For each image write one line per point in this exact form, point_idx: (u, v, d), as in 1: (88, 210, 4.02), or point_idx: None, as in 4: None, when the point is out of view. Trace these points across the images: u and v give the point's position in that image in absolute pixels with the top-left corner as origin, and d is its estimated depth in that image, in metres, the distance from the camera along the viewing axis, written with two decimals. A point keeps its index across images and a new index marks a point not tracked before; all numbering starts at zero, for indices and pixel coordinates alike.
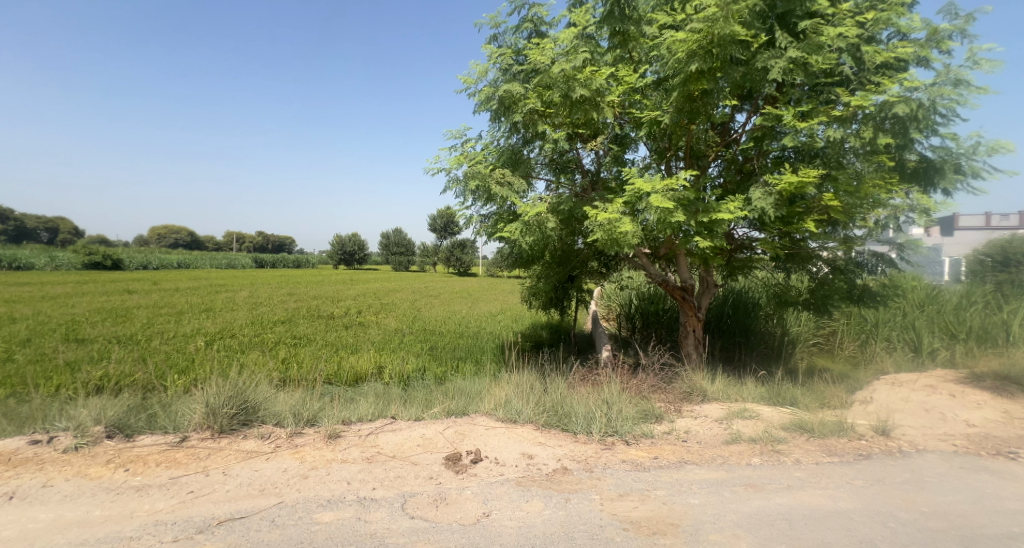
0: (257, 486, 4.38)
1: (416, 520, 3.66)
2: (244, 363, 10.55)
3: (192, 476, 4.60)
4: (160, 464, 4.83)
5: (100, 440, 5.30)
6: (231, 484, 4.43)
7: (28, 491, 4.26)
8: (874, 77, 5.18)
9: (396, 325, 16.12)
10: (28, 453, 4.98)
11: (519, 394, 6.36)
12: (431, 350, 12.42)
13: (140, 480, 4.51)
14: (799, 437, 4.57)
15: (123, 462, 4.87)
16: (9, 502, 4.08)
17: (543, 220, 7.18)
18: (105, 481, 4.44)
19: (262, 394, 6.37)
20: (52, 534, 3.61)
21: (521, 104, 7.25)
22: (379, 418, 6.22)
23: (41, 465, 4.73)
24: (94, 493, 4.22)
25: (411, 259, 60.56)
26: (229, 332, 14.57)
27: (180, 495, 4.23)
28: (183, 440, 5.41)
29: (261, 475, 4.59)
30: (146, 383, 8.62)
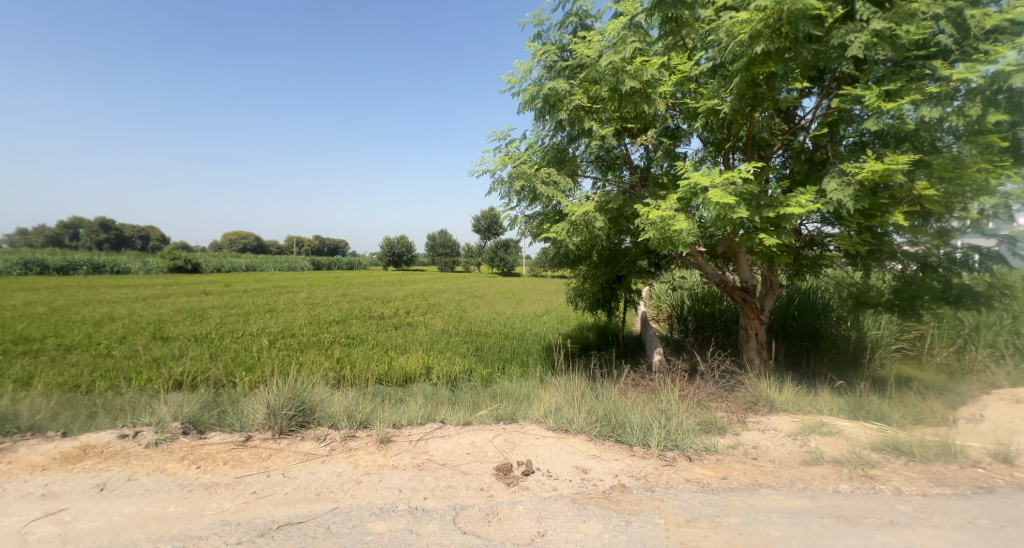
0: (313, 489, 4.42)
1: (468, 536, 3.55)
2: (302, 363, 10.96)
3: (255, 476, 4.70)
4: (227, 463, 4.97)
5: (176, 435, 5.54)
6: (290, 487, 4.49)
7: (115, 483, 4.49)
8: (982, 44, 4.64)
9: (441, 323, 16.82)
10: (117, 446, 5.28)
11: (569, 401, 6.15)
12: (477, 351, 12.43)
13: (210, 477, 4.65)
14: (896, 461, 4.10)
15: (195, 459, 5.05)
16: (97, 493, 4.31)
17: (591, 219, 6.98)
18: (180, 478, 4.61)
19: (318, 396, 6.49)
20: (133, 529, 3.77)
21: (566, 100, 7.08)
22: (428, 423, 6.18)
23: (127, 459, 4.99)
24: (170, 489, 4.40)
25: (456, 261, 61.34)
26: (290, 332, 15.26)
27: (244, 495, 4.31)
28: (247, 440, 5.57)
29: (318, 479, 4.63)
30: (216, 380, 9.10)
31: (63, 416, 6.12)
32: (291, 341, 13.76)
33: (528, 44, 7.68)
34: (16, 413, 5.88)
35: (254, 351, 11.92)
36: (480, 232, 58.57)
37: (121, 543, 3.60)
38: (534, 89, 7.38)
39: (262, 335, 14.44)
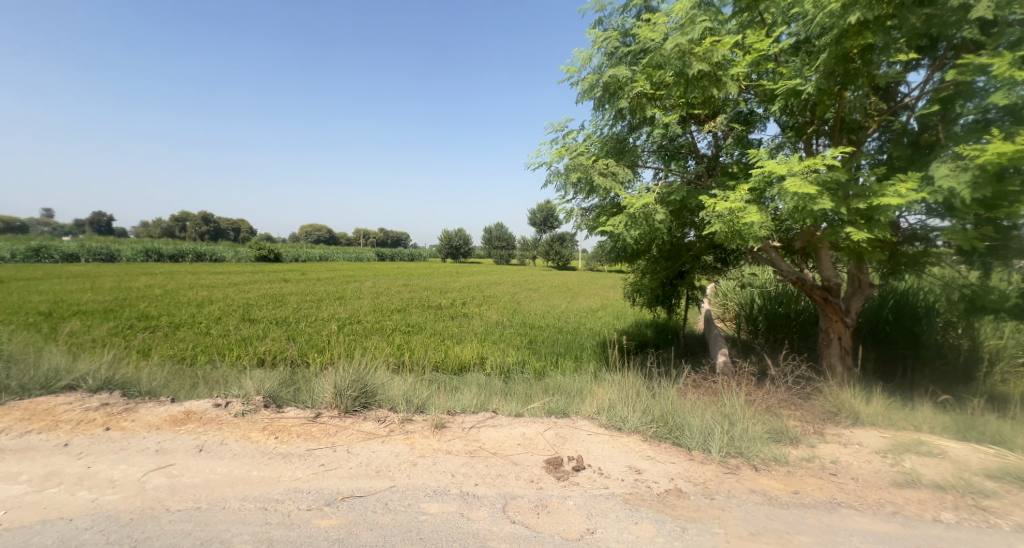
0: (373, 467, 4.52)
1: (517, 525, 3.50)
2: (365, 348, 11.43)
3: (323, 450, 4.89)
4: (299, 436, 5.22)
5: (259, 407, 5.91)
6: (353, 462, 4.64)
7: (211, 445, 4.84)
8: None
9: (497, 315, 16.89)
10: (212, 413, 5.70)
11: (623, 399, 5.91)
12: (531, 344, 12.36)
13: (286, 448, 4.90)
14: (1018, 493, 3.58)
15: (275, 430, 5.35)
16: (197, 453, 4.67)
17: (651, 212, 6.76)
18: (261, 446, 4.90)
19: (379, 379, 6.69)
20: (224, 487, 4.08)
21: (628, 88, 6.87)
22: (480, 412, 6.17)
23: (220, 426, 5.37)
24: (253, 455, 4.69)
25: (512, 253, 61.55)
26: (356, 318, 15.98)
27: (314, 467, 4.50)
28: (316, 416, 5.81)
29: (378, 457, 4.74)
30: (291, 360, 9.71)
31: (172, 385, 6.69)
32: (357, 326, 14.42)
33: (589, 31, 7.40)
34: (136, 379, 6.50)
35: (324, 335, 12.62)
36: (537, 224, 58.34)
37: (215, 499, 3.90)
38: (593, 77, 7.26)
39: (331, 320, 15.24)
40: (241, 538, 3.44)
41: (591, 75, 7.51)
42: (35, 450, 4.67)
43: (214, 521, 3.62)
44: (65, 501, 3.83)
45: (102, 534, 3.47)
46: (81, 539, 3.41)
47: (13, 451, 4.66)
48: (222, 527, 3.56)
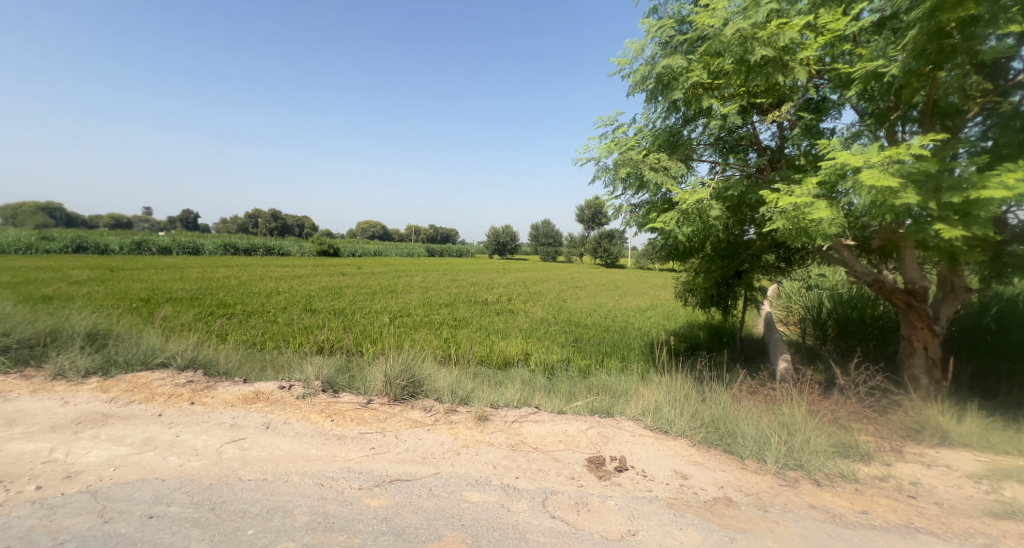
0: (419, 453, 4.60)
1: (557, 520, 3.46)
2: (414, 339, 11.72)
3: (374, 434, 5.05)
4: (352, 420, 5.42)
5: (318, 391, 6.24)
6: (401, 448, 4.74)
7: (276, 424, 5.20)
8: None
9: (543, 312, 16.80)
10: (278, 395, 6.10)
11: (670, 401, 5.71)
12: (576, 342, 12.24)
13: (341, 430, 5.12)
14: None
15: (331, 413, 5.61)
16: (264, 429, 5.03)
17: (705, 208, 6.46)
18: (320, 427, 5.17)
19: (427, 371, 6.85)
20: (287, 462, 4.36)
21: (682, 78, 6.64)
22: (523, 406, 6.14)
23: (284, 406, 5.75)
24: (312, 435, 4.95)
25: (559, 250, 61.07)
26: (406, 311, 16.43)
27: (366, 449, 4.66)
28: (368, 402, 6.01)
29: (423, 445, 4.81)
30: (346, 348, 10.13)
31: (245, 366, 7.41)
32: (408, 319, 14.82)
33: (642, 20, 7.15)
34: (216, 360, 7.32)
35: (376, 326, 13.09)
36: (585, 221, 57.50)
37: (279, 472, 4.17)
38: (646, 69, 7.09)
39: (384, 312, 15.77)
40: (301, 509, 3.62)
41: (644, 66, 7.29)
42: (136, 418, 5.25)
43: (276, 493, 3.83)
44: (159, 464, 4.26)
45: (188, 495, 3.78)
46: (170, 498, 3.73)
47: (119, 417, 5.26)
48: (284, 498, 3.76)
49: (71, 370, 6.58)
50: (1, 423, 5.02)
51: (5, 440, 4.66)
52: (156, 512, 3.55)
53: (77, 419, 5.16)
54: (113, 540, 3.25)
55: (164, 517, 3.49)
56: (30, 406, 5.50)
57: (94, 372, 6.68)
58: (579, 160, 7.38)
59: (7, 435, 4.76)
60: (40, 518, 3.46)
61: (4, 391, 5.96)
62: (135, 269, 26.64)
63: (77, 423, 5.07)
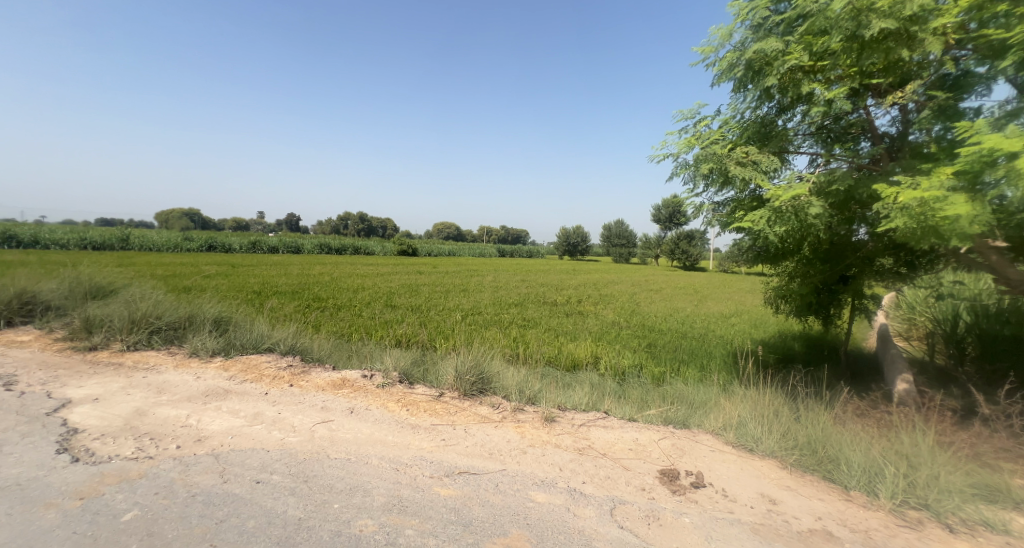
0: (487, 448, 4.89)
1: (624, 532, 3.57)
2: (483, 337, 11.77)
3: (445, 426, 5.42)
4: (426, 411, 5.88)
5: (394, 383, 6.81)
6: (470, 441, 5.06)
7: (359, 409, 5.89)
8: None
9: (616, 315, 16.17)
10: (361, 382, 6.87)
11: (757, 417, 5.33)
12: (649, 348, 11.59)
13: (414, 420, 5.60)
14: None
15: (405, 403, 6.16)
16: (350, 413, 5.73)
17: (802, 205, 5.81)
18: (396, 415, 5.72)
19: (495, 367, 7.06)
20: (367, 445, 4.90)
21: (778, 62, 6.05)
22: (591, 411, 5.95)
23: (366, 393, 6.46)
24: (389, 422, 5.50)
25: (633, 251, 59.23)
26: (477, 309, 16.54)
27: (437, 440, 5.08)
28: (439, 395, 6.38)
29: (492, 441, 5.06)
30: (422, 342, 10.37)
31: (335, 353, 8.20)
32: (478, 317, 14.95)
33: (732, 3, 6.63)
34: (311, 348, 8.21)
35: (449, 323, 13.35)
36: (662, 220, 55.19)
37: (360, 454, 4.73)
38: (734, 55, 6.59)
39: (456, 310, 16.04)
40: (379, 490, 4.09)
41: (731, 52, 6.77)
42: (249, 395, 6.29)
43: (358, 473, 4.36)
44: (264, 436, 5.08)
45: (286, 466, 4.46)
46: (273, 467, 4.43)
47: (236, 392, 6.36)
48: (365, 479, 4.26)
49: (203, 350, 7.88)
50: (152, 390, 6.32)
51: (153, 404, 5.83)
52: (262, 478, 4.23)
53: (205, 392, 6.31)
54: (229, 498, 3.94)
55: (268, 484, 4.15)
56: (174, 378, 6.82)
57: (217, 351, 7.94)
58: (654, 156, 7.32)
59: (157, 400, 5.95)
60: (177, 472, 4.29)
61: (156, 363, 7.44)
62: (251, 265, 29.93)
63: (204, 395, 6.20)
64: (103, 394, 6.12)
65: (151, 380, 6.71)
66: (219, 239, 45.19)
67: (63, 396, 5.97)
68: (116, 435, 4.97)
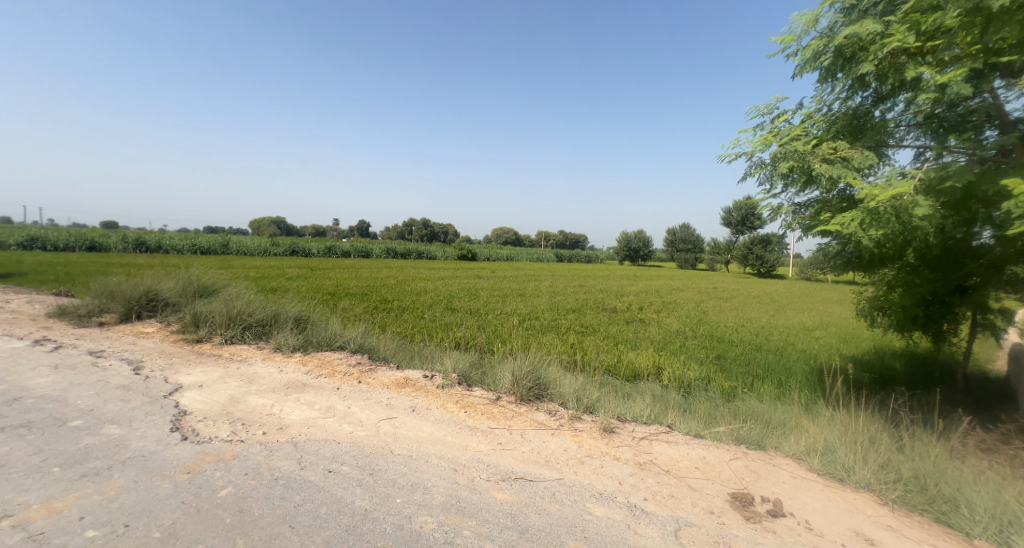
0: (543, 456, 4.89)
1: None
2: (540, 342, 11.55)
3: (501, 431, 5.46)
4: (483, 414, 5.90)
5: (455, 384, 6.84)
6: (526, 447, 5.07)
7: (420, 408, 5.96)
8: None
9: (679, 324, 15.33)
10: (422, 382, 6.90)
11: (847, 444, 4.93)
12: (717, 360, 10.85)
13: (472, 422, 5.65)
14: None
15: (464, 405, 6.17)
16: (411, 412, 5.83)
17: (906, 205, 5.08)
18: (455, 416, 5.78)
19: (552, 374, 7.00)
20: (427, 445, 4.98)
21: (875, 46, 5.38)
22: (653, 424, 5.82)
23: (427, 393, 6.51)
24: (449, 423, 5.58)
25: (697, 257, 56.59)
26: (534, 314, 16.33)
27: (493, 444, 5.11)
28: (496, 399, 6.39)
29: (548, 448, 5.06)
30: (480, 346, 10.34)
31: (399, 354, 8.33)
32: (536, 322, 14.73)
33: None
34: (378, 347, 8.42)
35: (505, 327, 13.25)
36: (730, 224, 52.26)
37: (421, 452, 4.83)
38: (821, 42, 5.93)
39: (513, 314, 15.95)
40: (438, 489, 4.16)
41: (817, 39, 6.13)
42: (323, 389, 6.50)
43: (419, 470, 4.46)
44: (336, 429, 5.27)
45: (354, 459, 4.63)
46: (343, 459, 4.62)
47: (312, 386, 6.59)
48: (425, 477, 4.34)
49: (285, 346, 8.27)
50: (244, 380, 6.73)
51: (245, 393, 6.22)
52: (333, 468, 4.42)
53: (287, 384, 6.61)
54: (305, 484, 4.13)
55: (338, 474, 4.33)
56: (262, 370, 7.22)
57: (297, 348, 8.30)
58: (723, 155, 6.95)
59: (248, 389, 6.34)
60: (263, 457, 4.56)
61: (247, 355, 7.95)
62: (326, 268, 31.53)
63: (286, 387, 6.48)
64: (207, 381, 6.62)
65: (243, 370, 7.13)
66: (299, 244, 48.47)
67: (175, 381, 6.53)
68: (215, 419, 5.38)
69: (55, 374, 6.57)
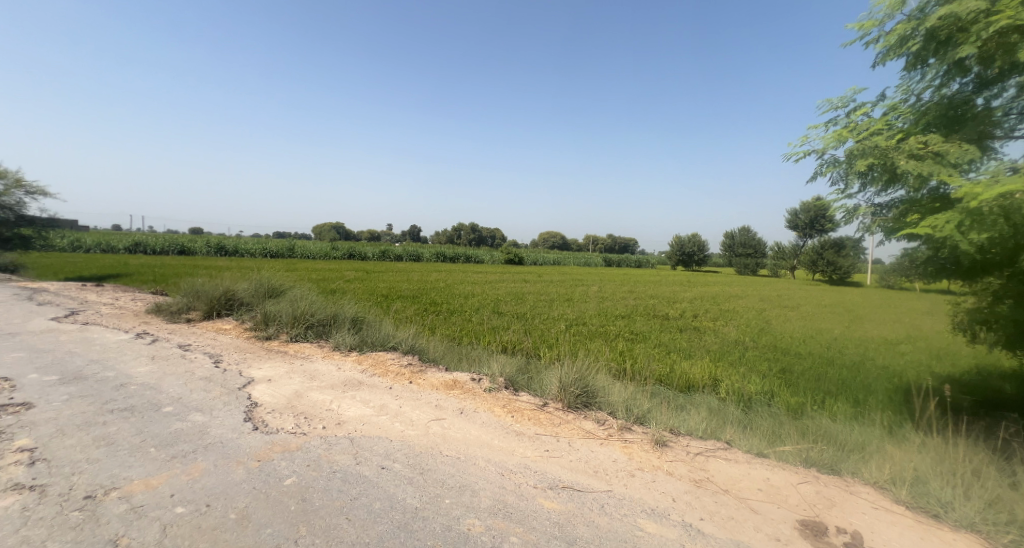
0: (591, 465, 4.63)
1: None
2: (588, 349, 11.13)
3: (548, 437, 5.22)
4: (530, 419, 5.66)
5: (501, 387, 6.63)
6: (574, 456, 4.82)
7: (468, 410, 5.79)
8: None
9: (737, 334, 14.39)
10: (470, 385, 6.73)
11: (942, 478, 4.39)
12: (782, 374, 10.01)
13: (518, 427, 5.43)
14: None
15: (511, 409, 5.94)
16: (459, 414, 5.68)
17: (1015, 206, 4.32)
18: (502, 420, 5.57)
19: (600, 382, 6.66)
20: (474, 448, 4.83)
21: (977, 26, 4.65)
22: (710, 440, 5.40)
23: (474, 396, 6.33)
24: (496, 427, 5.39)
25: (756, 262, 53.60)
26: (581, 320, 15.87)
27: (540, 450, 4.89)
28: (543, 405, 6.12)
29: (596, 458, 4.79)
30: (527, 351, 10.07)
31: (447, 356, 8.23)
32: (583, 328, 14.29)
33: None
34: (427, 349, 8.37)
35: (551, 332, 12.91)
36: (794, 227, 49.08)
37: (469, 455, 4.68)
38: (908, 26, 5.24)
39: (561, 320, 15.57)
40: (486, 492, 4.01)
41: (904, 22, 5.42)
42: (377, 387, 6.47)
43: (466, 472, 4.33)
44: (388, 427, 5.19)
45: (406, 457, 4.54)
46: (395, 456, 4.54)
47: (368, 384, 6.58)
48: (473, 479, 4.21)
49: (342, 345, 8.36)
50: (308, 376, 6.83)
51: (308, 389, 6.29)
52: (386, 465, 4.36)
53: (345, 381, 6.64)
54: (361, 479, 4.09)
55: (391, 471, 4.26)
56: (322, 367, 7.33)
57: (354, 346, 8.37)
58: (790, 155, 6.18)
59: (311, 385, 6.41)
60: (324, 449, 4.58)
61: (308, 353, 8.13)
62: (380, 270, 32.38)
63: (344, 384, 6.51)
64: (275, 376, 6.78)
65: (307, 367, 7.27)
66: (356, 248, 50.34)
67: (248, 375, 6.73)
68: (282, 411, 5.47)
69: (151, 364, 7.02)
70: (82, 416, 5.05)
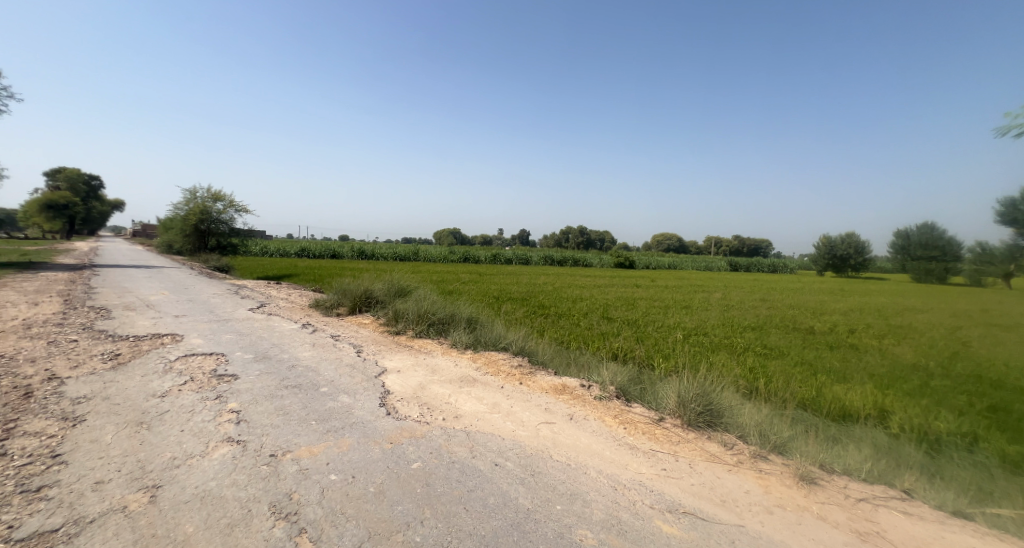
0: (718, 493, 3.50)
1: None
2: (710, 362, 9.52)
3: (664, 455, 4.14)
4: (644, 433, 4.61)
5: (612, 397, 5.63)
6: (696, 479, 3.71)
7: (577, 417, 4.92)
8: None
9: (913, 355, 11.42)
10: (579, 391, 5.85)
11: None
12: (995, 406, 6.95)
13: (631, 440, 4.42)
14: None
15: (624, 420, 4.93)
16: (569, 419, 4.83)
17: None
18: (613, 431, 4.60)
19: (727, 401, 5.30)
20: (586, 455, 3.97)
21: None
22: (880, 487, 3.84)
23: (583, 403, 5.44)
24: (607, 437, 4.45)
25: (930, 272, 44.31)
26: (701, 330, 14.02)
27: (655, 467, 3.85)
28: (659, 420, 4.99)
29: (722, 485, 3.64)
30: (639, 361, 8.84)
31: (556, 359, 7.40)
32: (704, 338, 12.51)
33: None
34: (537, 351, 7.64)
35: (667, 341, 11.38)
36: None
37: (582, 463, 3.83)
38: None
39: (677, 328, 13.90)
40: (598, 505, 3.17)
41: None
42: (488, 386, 5.88)
43: (577, 480, 3.51)
44: (500, 426, 4.51)
45: (518, 457, 3.82)
46: (507, 455, 3.85)
47: (481, 382, 6.02)
48: (585, 488, 3.38)
49: (457, 344, 8.01)
50: (429, 369, 6.50)
51: (430, 381, 5.90)
52: (500, 462, 3.68)
53: (462, 377, 6.17)
54: (477, 472, 3.46)
55: (504, 468, 3.58)
56: (441, 362, 7.00)
57: (468, 345, 7.97)
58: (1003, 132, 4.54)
59: (432, 379, 6.02)
60: (445, 440, 4.04)
61: (427, 348, 7.92)
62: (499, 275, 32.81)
63: (460, 380, 6.02)
64: (405, 367, 6.55)
65: (429, 361, 6.99)
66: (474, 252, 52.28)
67: (383, 364, 6.60)
68: (410, 400, 5.08)
69: (313, 349, 7.28)
70: (268, 388, 5.15)
